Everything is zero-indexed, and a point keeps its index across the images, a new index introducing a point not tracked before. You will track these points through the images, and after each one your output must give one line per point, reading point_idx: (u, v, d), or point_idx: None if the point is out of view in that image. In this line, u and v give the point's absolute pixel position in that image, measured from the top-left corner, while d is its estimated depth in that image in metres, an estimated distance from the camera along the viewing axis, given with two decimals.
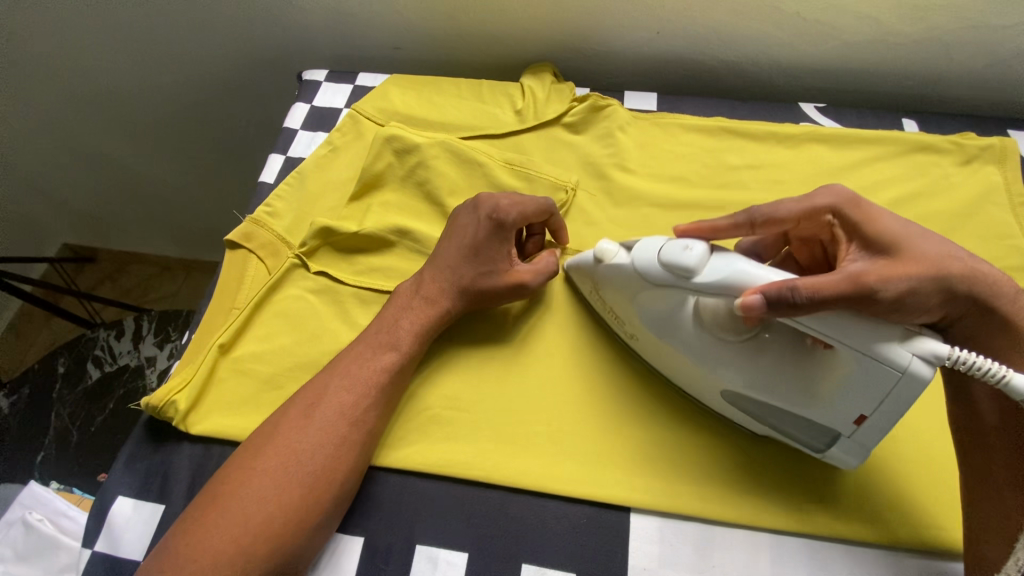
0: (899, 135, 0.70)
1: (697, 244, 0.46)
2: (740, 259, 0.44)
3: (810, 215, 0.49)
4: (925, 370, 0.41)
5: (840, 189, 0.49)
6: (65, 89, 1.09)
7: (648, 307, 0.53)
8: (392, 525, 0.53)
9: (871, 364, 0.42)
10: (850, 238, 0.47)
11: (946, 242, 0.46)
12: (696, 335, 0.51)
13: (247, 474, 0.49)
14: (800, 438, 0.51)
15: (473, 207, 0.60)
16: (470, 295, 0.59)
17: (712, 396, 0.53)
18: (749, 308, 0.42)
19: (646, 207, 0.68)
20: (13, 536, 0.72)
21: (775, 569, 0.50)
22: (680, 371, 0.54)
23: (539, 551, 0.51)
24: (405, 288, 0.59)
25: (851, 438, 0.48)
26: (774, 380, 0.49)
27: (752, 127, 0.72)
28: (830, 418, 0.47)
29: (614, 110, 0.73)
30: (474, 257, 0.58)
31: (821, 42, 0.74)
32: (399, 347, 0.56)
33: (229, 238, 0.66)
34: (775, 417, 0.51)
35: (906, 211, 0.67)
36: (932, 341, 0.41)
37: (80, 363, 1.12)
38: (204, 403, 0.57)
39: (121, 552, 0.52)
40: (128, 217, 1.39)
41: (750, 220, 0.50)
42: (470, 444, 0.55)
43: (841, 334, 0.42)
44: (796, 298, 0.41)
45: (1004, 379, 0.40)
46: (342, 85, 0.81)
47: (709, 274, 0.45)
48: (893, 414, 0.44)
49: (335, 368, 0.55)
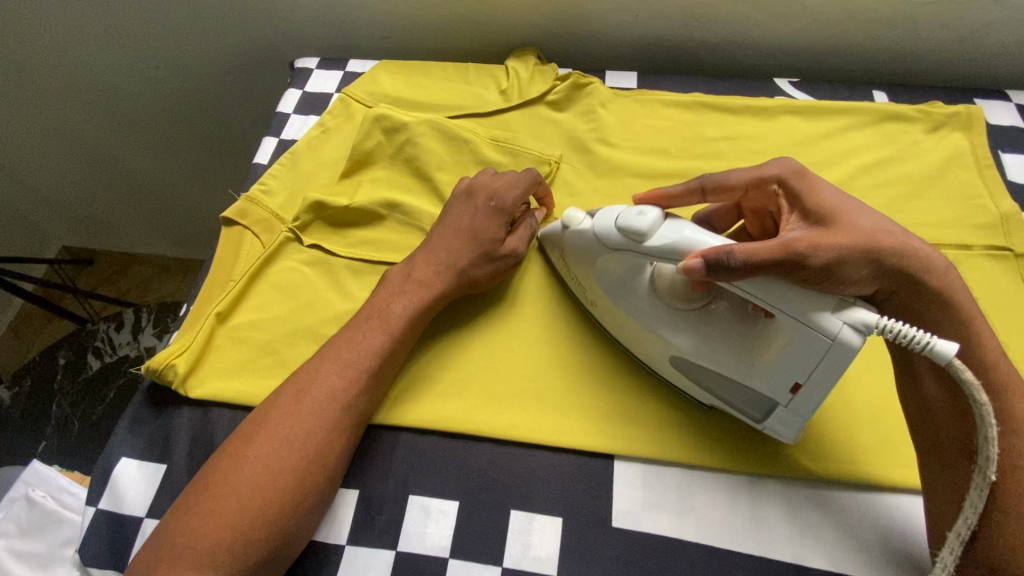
0: (869, 105, 0.73)
1: (651, 210, 0.50)
2: (688, 226, 0.48)
3: (758, 184, 0.53)
4: (854, 338, 0.43)
5: (790, 161, 0.52)
6: (63, 88, 1.11)
7: (607, 271, 0.56)
8: (385, 477, 0.55)
9: (805, 330, 0.44)
10: (791, 209, 0.50)
11: (883, 219, 0.48)
12: (651, 302, 0.54)
13: (239, 461, 0.49)
14: (741, 408, 0.52)
15: (462, 195, 0.63)
16: (467, 275, 0.60)
17: (663, 361, 0.55)
18: (690, 269, 0.45)
19: (627, 177, 0.71)
20: (16, 512, 0.75)
21: (752, 508, 0.52)
22: (636, 343, 0.56)
23: (525, 498, 0.53)
24: (398, 272, 0.60)
25: (788, 407, 0.49)
26: (719, 348, 0.51)
27: (728, 101, 0.75)
28: (767, 387, 0.49)
29: (595, 88, 0.76)
30: (468, 242, 0.61)
31: (792, 21, 0.77)
32: (392, 332, 0.56)
33: (225, 215, 0.68)
34: (717, 385, 0.53)
35: (876, 176, 0.69)
36: (863, 311, 0.43)
37: (80, 355, 1.14)
38: (203, 368, 0.59)
39: (125, 509, 0.54)
40: (126, 215, 1.41)
41: (701, 186, 0.57)
42: (462, 401, 0.57)
43: (773, 300, 0.45)
44: (731, 261, 0.44)
45: (929, 346, 0.41)
46: (333, 72, 0.84)
47: (658, 239, 0.49)
48: (825, 381, 0.46)
49: (324, 354, 0.55)
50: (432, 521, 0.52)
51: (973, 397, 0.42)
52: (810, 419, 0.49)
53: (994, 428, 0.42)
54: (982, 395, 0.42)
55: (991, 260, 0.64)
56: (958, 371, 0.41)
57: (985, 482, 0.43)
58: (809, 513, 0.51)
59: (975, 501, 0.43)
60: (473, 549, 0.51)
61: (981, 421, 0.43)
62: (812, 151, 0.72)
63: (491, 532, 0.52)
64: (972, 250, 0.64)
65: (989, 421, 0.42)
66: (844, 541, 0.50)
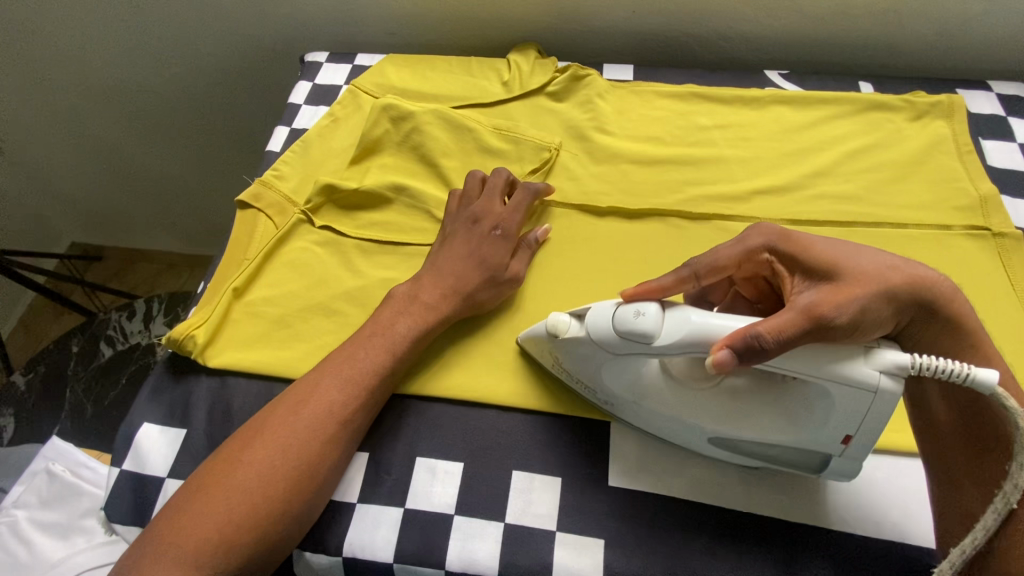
0: (854, 95, 0.77)
1: (647, 306, 0.48)
2: (694, 312, 0.46)
3: (748, 256, 0.52)
4: (894, 385, 0.43)
5: (770, 226, 0.52)
6: (79, 83, 1.15)
7: (616, 374, 0.53)
8: (393, 441, 0.58)
9: (847, 390, 0.43)
10: (792, 271, 0.49)
11: (883, 255, 0.48)
12: (671, 392, 0.51)
13: (234, 465, 0.50)
14: (795, 462, 0.52)
15: (460, 220, 0.66)
16: (472, 295, 0.61)
17: (700, 440, 0.53)
18: (720, 364, 0.43)
19: (624, 163, 0.74)
20: (36, 484, 0.78)
21: (741, 469, 0.55)
22: (663, 427, 0.54)
23: (526, 460, 0.56)
24: (399, 295, 0.61)
25: (842, 456, 0.48)
26: (761, 419, 0.49)
27: (719, 92, 0.78)
28: (817, 443, 0.48)
29: (593, 79, 0.80)
30: (474, 266, 0.62)
31: (781, 15, 0.81)
32: (395, 353, 0.57)
33: (239, 198, 0.72)
34: (764, 448, 0.51)
35: (861, 161, 0.73)
36: (891, 352, 0.43)
37: (93, 342, 1.17)
38: (220, 340, 0.62)
39: (148, 470, 0.57)
40: (135, 210, 1.44)
41: (694, 273, 0.52)
42: (467, 368, 0.60)
43: (811, 367, 0.43)
44: (760, 344, 0.42)
45: (970, 376, 0.41)
46: (341, 66, 0.88)
47: (668, 334, 0.46)
48: (874, 428, 0.45)
49: (325, 366, 0.56)
50: (438, 481, 0.55)
51: (1015, 424, 0.42)
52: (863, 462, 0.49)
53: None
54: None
55: (971, 240, 0.67)
56: (1002, 398, 0.42)
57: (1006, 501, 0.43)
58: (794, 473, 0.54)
59: (987, 521, 0.44)
60: (477, 507, 0.54)
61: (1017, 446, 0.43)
62: (799, 138, 0.75)
63: (494, 491, 0.55)
64: (952, 231, 0.67)
65: (1023, 445, 0.43)
66: (827, 499, 0.53)
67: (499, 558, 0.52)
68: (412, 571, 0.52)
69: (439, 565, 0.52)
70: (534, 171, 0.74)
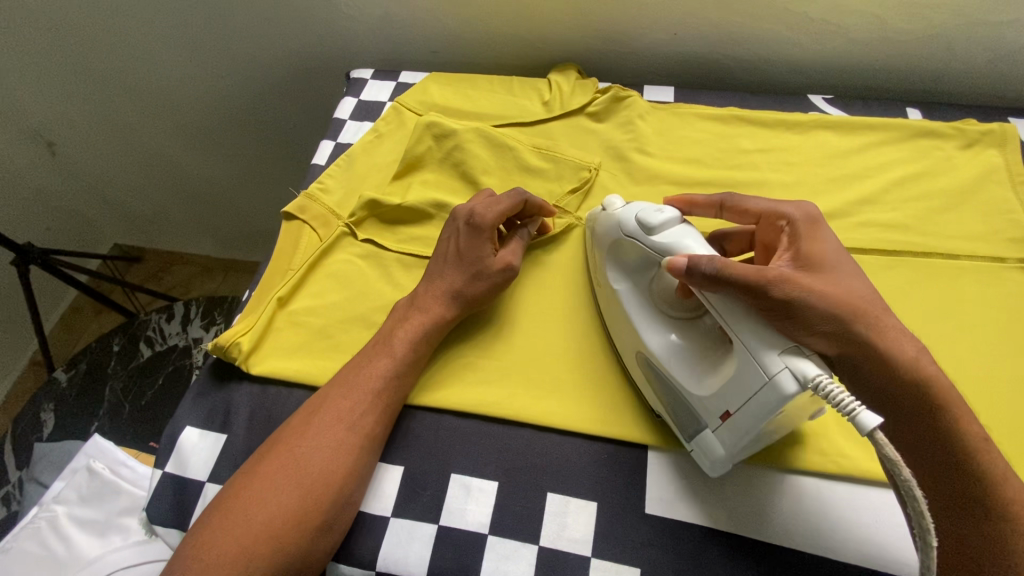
0: (902, 121, 0.75)
1: (670, 211, 0.55)
2: (691, 236, 0.52)
3: (771, 216, 0.56)
4: (789, 385, 0.43)
5: (809, 207, 0.55)
6: (131, 94, 1.19)
7: (624, 258, 0.59)
8: (428, 455, 0.58)
9: (749, 361, 0.46)
10: (787, 249, 0.54)
11: (871, 290, 0.51)
12: (647, 297, 0.57)
13: (250, 477, 0.52)
14: (677, 422, 0.54)
15: (452, 220, 0.65)
16: (462, 296, 0.62)
17: (632, 358, 0.58)
18: (673, 267, 0.50)
19: (664, 184, 0.74)
20: (77, 481, 0.81)
21: (783, 503, 0.53)
22: (617, 331, 0.59)
23: (562, 483, 0.55)
24: (402, 302, 0.63)
25: (716, 432, 0.50)
26: (683, 358, 0.53)
27: (763, 116, 0.78)
28: (703, 405, 0.51)
29: (635, 100, 0.80)
30: (459, 264, 0.63)
31: (828, 41, 0.80)
32: (395, 355, 0.58)
33: (286, 210, 0.74)
34: (670, 394, 0.54)
35: (909, 190, 0.71)
36: (807, 363, 0.43)
37: (133, 342, 1.20)
38: (264, 349, 0.64)
39: (189, 473, 0.59)
40: (179, 215, 1.49)
41: (721, 201, 0.61)
42: (505, 386, 0.60)
43: (733, 324, 0.47)
44: (710, 267, 0.48)
45: (854, 413, 0.40)
46: (386, 83, 0.90)
47: (664, 235, 0.53)
48: (752, 421, 0.46)
49: (338, 378, 0.58)
50: (472, 499, 0.55)
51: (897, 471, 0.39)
52: (730, 452, 0.50)
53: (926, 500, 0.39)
54: (906, 470, 0.39)
55: None
56: (880, 445, 0.39)
57: (930, 554, 0.39)
58: (839, 509, 0.52)
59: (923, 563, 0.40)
60: (510, 527, 0.54)
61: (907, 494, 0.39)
62: (845, 165, 0.74)
63: (527, 512, 0.54)
64: (1006, 263, 0.65)
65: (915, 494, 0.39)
66: (872, 537, 0.51)
67: None
68: None
69: None
70: (573, 190, 0.74)
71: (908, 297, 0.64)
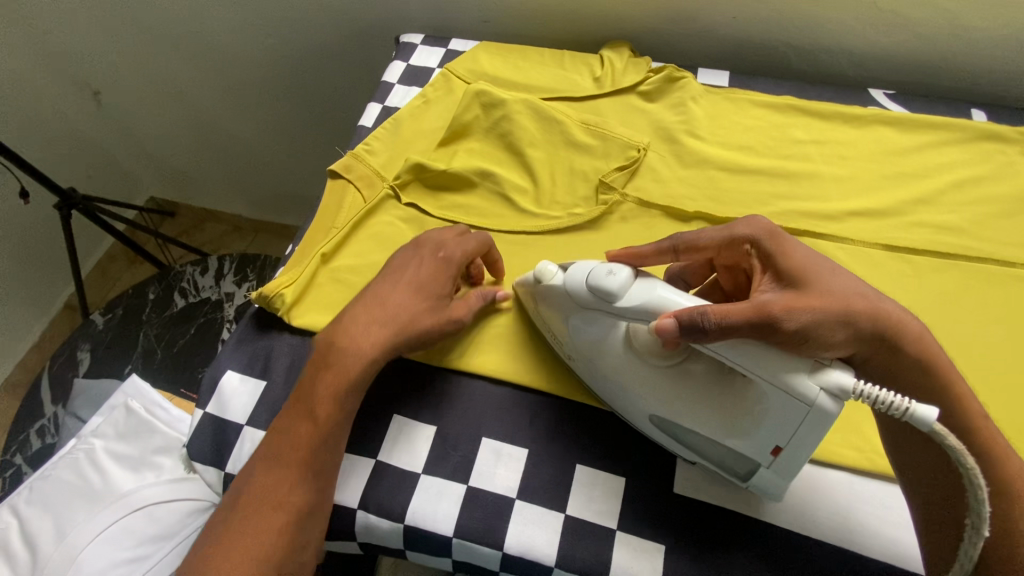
0: (967, 122, 0.73)
1: (621, 269, 0.51)
2: (660, 285, 0.49)
3: (731, 243, 0.52)
4: (832, 405, 0.43)
5: (761, 221, 0.52)
6: (179, 49, 1.20)
7: (581, 330, 0.55)
8: (462, 418, 0.59)
9: (782, 395, 0.44)
10: (764, 269, 0.50)
11: (860, 284, 0.48)
12: (625, 359, 0.53)
13: (211, 552, 0.50)
14: (722, 464, 0.52)
15: (415, 248, 0.60)
16: (405, 336, 0.56)
17: (643, 421, 0.54)
18: (662, 331, 0.46)
19: (713, 169, 0.72)
20: (115, 418, 0.84)
21: (814, 494, 0.53)
22: (610, 397, 0.55)
23: (591, 456, 0.56)
24: (328, 335, 0.56)
25: (771, 468, 0.48)
26: (694, 403, 0.50)
27: (820, 107, 0.76)
28: (748, 448, 0.48)
29: (688, 82, 0.78)
30: (416, 299, 0.57)
31: (895, 33, 0.77)
32: (318, 420, 0.53)
33: (332, 168, 0.74)
34: (698, 442, 0.52)
35: (967, 192, 0.69)
36: (838, 374, 0.43)
37: (168, 292, 1.23)
38: (305, 302, 0.65)
39: (228, 415, 0.61)
40: (216, 173, 1.51)
41: (673, 247, 0.55)
42: (527, 356, 0.61)
43: (750, 365, 0.45)
44: (705, 323, 0.44)
45: (907, 411, 0.40)
46: (435, 49, 0.89)
47: (630, 298, 0.50)
48: (808, 442, 0.45)
49: (279, 430, 0.54)
50: (502, 463, 0.56)
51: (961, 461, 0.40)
52: (790, 480, 0.49)
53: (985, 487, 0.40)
54: (970, 459, 0.40)
55: None
56: (941, 436, 0.40)
57: (978, 543, 0.41)
58: (870, 505, 0.52)
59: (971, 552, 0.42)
60: (539, 494, 0.54)
61: (971, 484, 0.40)
62: (902, 163, 0.72)
63: (555, 482, 0.55)
64: None
65: (979, 483, 0.40)
66: (900, 536, 0.51)
67: (558, 548, 0.52)
68: (470, 548, 0.53)
69: (497, 546, 0.53)
70: (620, 168, 0.72)
71: (958, 302, 0.62)
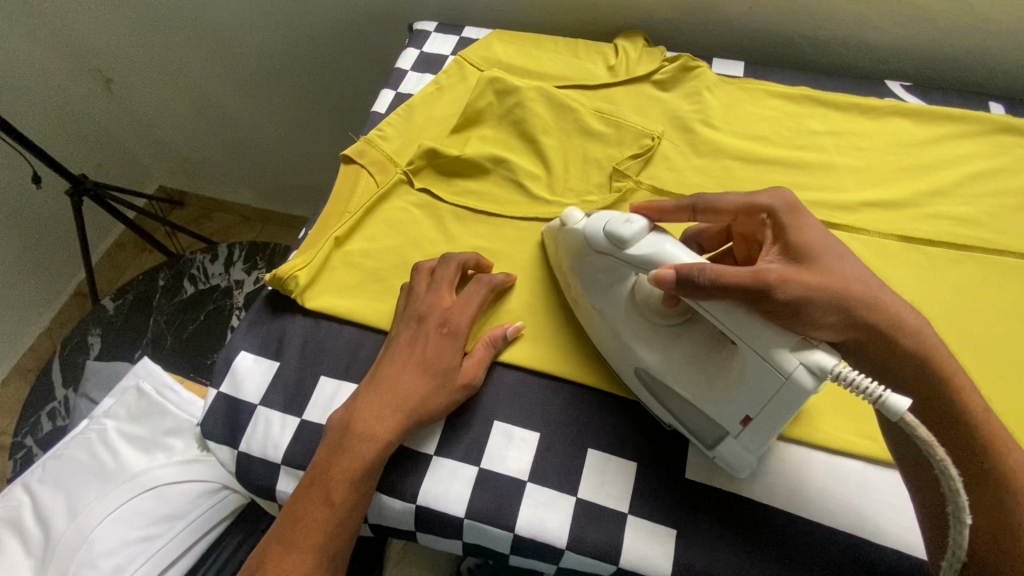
0: (984, 115, 0.72)
1: (639, 219, 0.51)
2: (670, 240, 0.50)
3: (750, 210, 0.52)
4: (808, 381, 0.43)
5: (785, 194, 0.52)
6: (191, 37, 1.20)
7: (592, 274, 0.57)
8: (473, 401, 0.59)
9: (761, 364, 0.45)
10: (775, 241, 0.50)
11: (865, 271, 0.48)
12: (627, 309, 0.55)
13: None
14: (693, 430, 0.53)
15: (420, 320, 0.59)
16: (415, 412, 0.55)
17: (628, 372, 0.56)
18: (661, 281, 0.47)
19: (727, 159, 0.72)
20: (127, 399, 0.85)
21: (827, 481, 0.53)
22: (604, 345, 0.57)
23: (603, 441, 0.56)
24: (345, 407, 0.56)
25: (737, 439, 0.50)
26: (684, 370, 0.51)
27: (836, 98, 0.75)
28: (720, 415, 0.49)
29: (703, 71, 0.78)
30: (423, 374, 0.56)
31: (914, 24, 0.77)
32: (333, 504, 0.52)
33: (345, 153, 0.74)
34: (679, 405, 0.53)
35: (984, 185, 0.69)
36: (822, 355, 0.42)
37: (178, 278, 1.23)
38: (318, 284, 0.65)
39: (242, 394, 0.61)
40: (225, 162, 1.51)
41: (693, 205, 0.55)
42: (536, 340, 0.61)
43: (736, 328, 0.45)
44: (699, 278, 0.45)
45: (880, 399, 0.39)
46: (449, 37, 0.89)
47: (640, 248, 0.50)
48: (775, 419, 0.46)
49: (298, 497, 0.53)
50: (513, 446, 0.56)
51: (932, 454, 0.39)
52: (758, 453, 0.50)
53: (959, 478, 0.39)
54: (940, 451, 0.39)
55: None
56: (911, 428, 0.39)
57: (962, 531, 0.40)
58: (883, 493, 0.52)
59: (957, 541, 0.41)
60: (551, 477, 0.55)
61: (943, 474, 0.39)
62: (918, 154, 0.71)
63: (567, 466, 0.55)
64: None
65: (951, 475, 0.39)
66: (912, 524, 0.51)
67: (569, 531, 0.52)
68: (481, 529, 0.53)
69: (509, 528, 0.53)
70: (633, 156, 0.72)
71: (973, 294, 0.62)
